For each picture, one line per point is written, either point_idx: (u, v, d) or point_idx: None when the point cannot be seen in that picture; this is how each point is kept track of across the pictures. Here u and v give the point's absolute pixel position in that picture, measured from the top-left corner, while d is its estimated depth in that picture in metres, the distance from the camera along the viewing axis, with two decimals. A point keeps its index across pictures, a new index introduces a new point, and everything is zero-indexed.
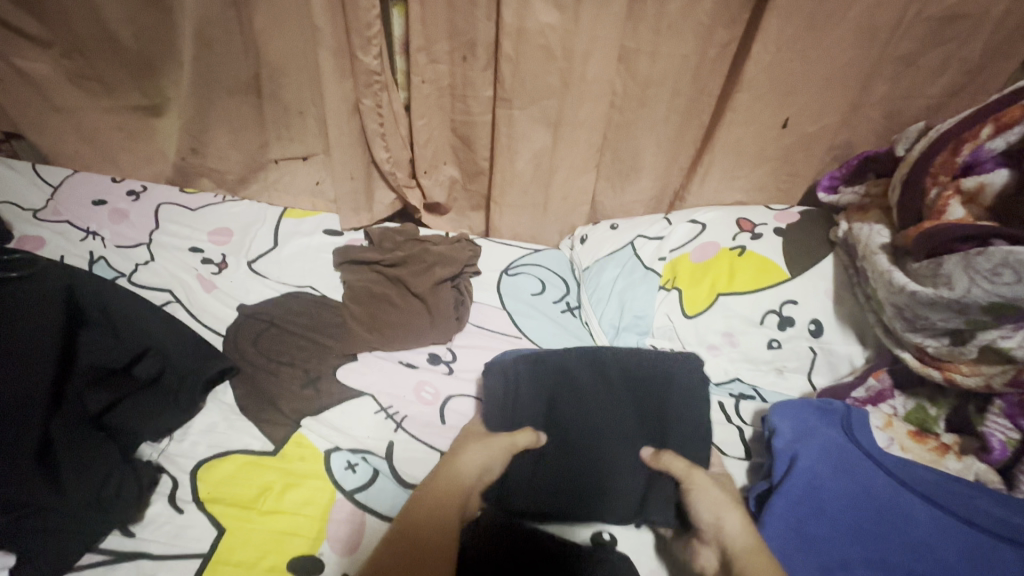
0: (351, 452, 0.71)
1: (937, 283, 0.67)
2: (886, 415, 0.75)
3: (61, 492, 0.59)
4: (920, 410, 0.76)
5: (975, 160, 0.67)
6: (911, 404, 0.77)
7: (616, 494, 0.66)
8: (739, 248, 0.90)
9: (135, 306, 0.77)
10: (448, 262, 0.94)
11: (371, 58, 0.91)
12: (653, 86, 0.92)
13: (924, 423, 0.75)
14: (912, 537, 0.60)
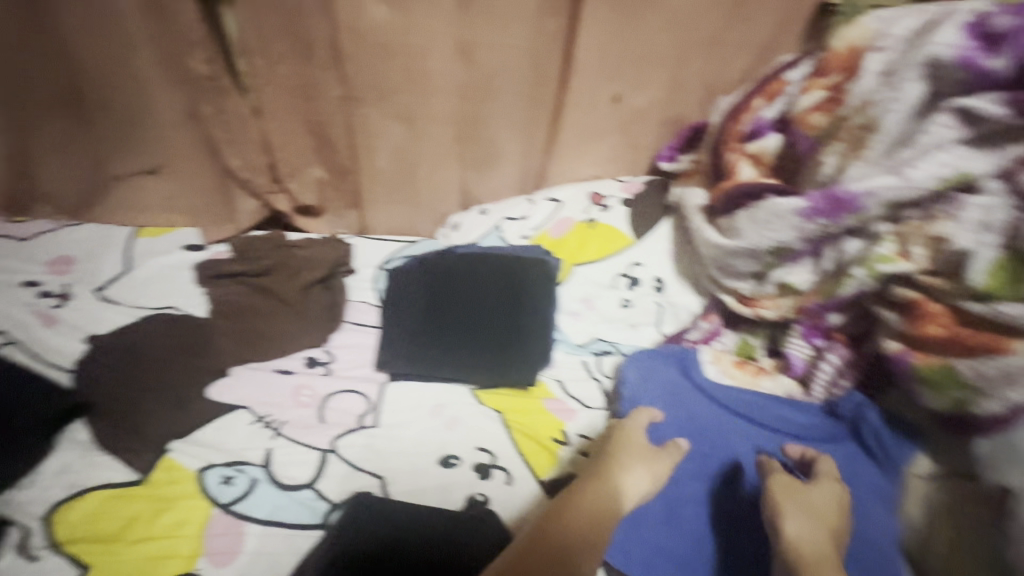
0: (225, 466, 0.71)
1: (733, 234, 0.78)
2: (716, 351, 0.86)
3: None
4: (745, 343, 0.86)
5: (756, 128, 0.79)
6: (738, 339, 0.86)
7: (474, 369, 0.81)
8: (590, 220, 0.99)
9: None
10: (317, 265, 0.94)
11: (199, 63, 0.90)
12: (497, 75, 0.97)
13: (749, 353, 0.86)
14: (727, 449, 0.74)
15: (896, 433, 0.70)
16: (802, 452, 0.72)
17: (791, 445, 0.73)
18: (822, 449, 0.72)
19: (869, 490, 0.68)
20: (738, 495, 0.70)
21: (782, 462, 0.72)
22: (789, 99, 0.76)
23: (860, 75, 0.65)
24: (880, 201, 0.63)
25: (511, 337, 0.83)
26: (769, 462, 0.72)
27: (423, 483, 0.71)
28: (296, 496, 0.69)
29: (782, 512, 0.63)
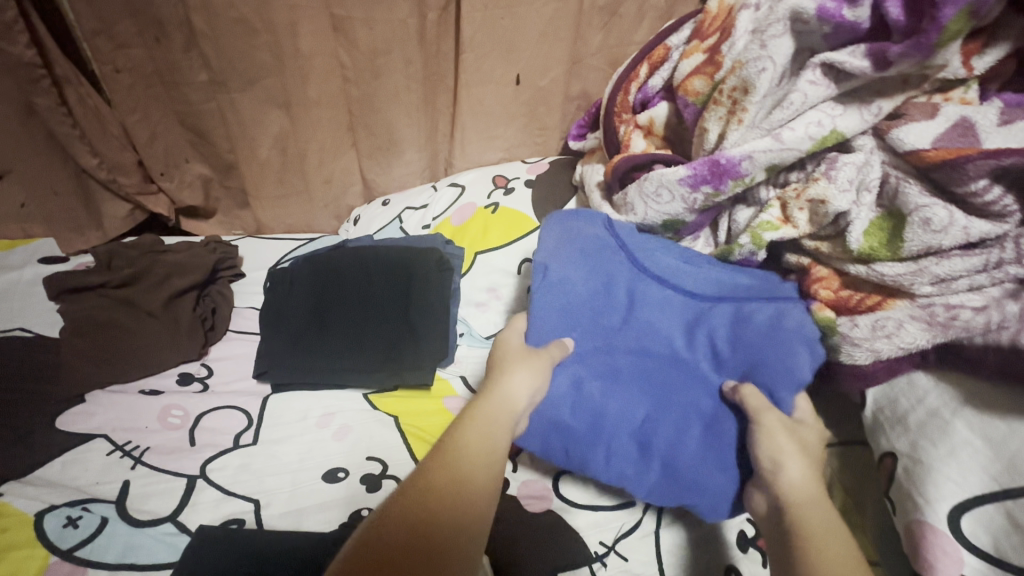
0: (71, 506, 0.62)
1: (625, 211, 0.74)
2: None
3: None
4: None
5: (644, 98, 0.76)
6: None
7: (356, 379, 0.74)
8: (492, 206, 0.94)
9: None
10: (189, 270, 0.85)
11: (22, 49, 0.78)
12: (381, 55, 0.90)
13: None
14: (645, 321, 0.65)
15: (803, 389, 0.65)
16: (727, 317, 0.64)
17: (717, 310, 0.65)
18: (750, 305, 0.63)
19: (800, 345, 0.59)
20: (646, 368, 0.63)
21: (703, 329, 0.64)
22: (673, 67, 0.74)
23: (733, 34, 0.63)
24: (759, 164, 0.61)
25: (402, 334, 0.76)
26: (688, 332, 0.65)
27: (302, 503, 0.64)
28: (154, 532, 0.61)
29: (776, 453, 0.51)
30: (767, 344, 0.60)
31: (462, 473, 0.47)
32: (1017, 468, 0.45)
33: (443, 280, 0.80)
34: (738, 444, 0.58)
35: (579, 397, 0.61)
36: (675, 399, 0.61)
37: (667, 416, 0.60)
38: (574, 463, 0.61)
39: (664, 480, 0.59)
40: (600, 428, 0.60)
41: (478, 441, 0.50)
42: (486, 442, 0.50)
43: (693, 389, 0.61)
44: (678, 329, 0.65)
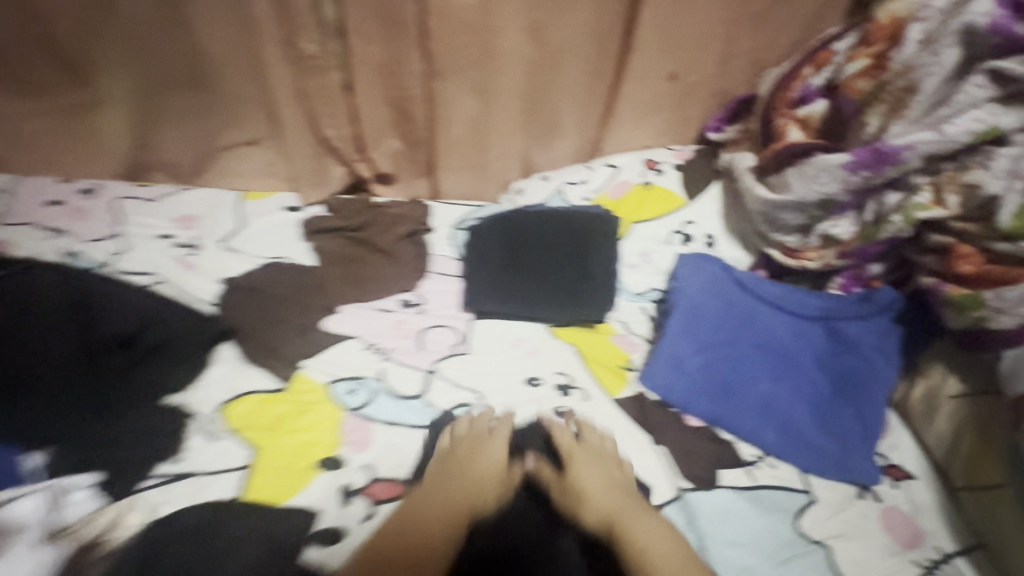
0: (350, 380, 0.85)
1: (784, 190, 0.88)
2: None
3: (115, 432, 0.72)
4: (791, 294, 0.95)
5: (804, 95, 0.88)
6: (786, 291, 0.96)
7: (546, 314, 0.93)
8: (646, 183, 1.10)
9: (110, 287, 0.85)
10: (406, 220, 1.07)
11: (311, 43, 1.02)
12: (563, 52, 1.08)
13: None
14: (759, 324, 0.88)
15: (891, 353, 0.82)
16: (824, 330, 0.86)
17: (816, 325, 0.86)
18: (843, 324, 0.85)
19: (877, 357, 0.81)
20: (763, 356, 0.84)
21: (806, 337, 0.85)
22: (836, 68, 0.86)
23: (902, 44, 0.75)
24: (920, 153, 0.72)
25: (583, 280, 0.95)
26: (796, 337, 0.86)
27: (512, 399, 0.84)
28: (409, 404, 0.82)
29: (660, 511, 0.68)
30: (849, 348, 0.83)
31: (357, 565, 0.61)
32: None
33: (614, 239, 0.98)
34: (842, 409, 0.78)
35: (710, 368, 0.83)
36: (788, 380, 0.81)
37: (783, 390, 0.80)
38: (712, 413, 0.80)
39: (780, 435, 0.76)
40: (730, 390, 0.81)
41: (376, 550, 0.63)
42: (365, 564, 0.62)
43: (799, 375, 0.81)
44: (788, 334, 0.86)
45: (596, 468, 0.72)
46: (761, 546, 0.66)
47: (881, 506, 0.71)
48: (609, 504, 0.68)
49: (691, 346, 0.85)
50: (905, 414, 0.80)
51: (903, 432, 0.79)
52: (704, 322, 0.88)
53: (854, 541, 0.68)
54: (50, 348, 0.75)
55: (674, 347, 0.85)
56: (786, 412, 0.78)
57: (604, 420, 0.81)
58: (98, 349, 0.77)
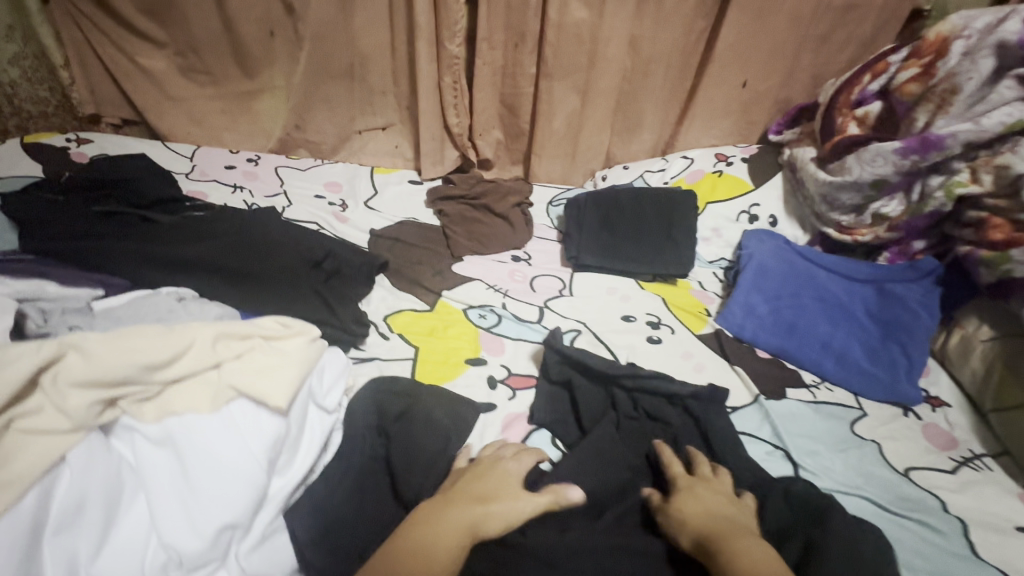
0: (480, 308, 1.05)
1: (842, 173, 1.06)
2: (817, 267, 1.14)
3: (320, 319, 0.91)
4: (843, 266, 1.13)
5: (863, 97, 1.07)
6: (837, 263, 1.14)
7: (636, 269, 1.12)
8: (718, 171, 1.30)
9: (302, 228, 1.08)
10: (515, 193, 1.30)
11: (453, 45, 1.26)
12: (652, 61, 1.30)
13: None
14: (816, 284, 1.05)
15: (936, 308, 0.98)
16: (872, 290, 1.03)
17: (865, 287, 1.04)
18: (892, 285, 1.02)
19: (921, 310, 0.98)
20: (821, 307, 1.02)
21: (856, 295, 1.03)
22: (890, 75, 1.04)
23: (947, 55, 0.94)
24: (960, 140, 0.90)
25: (667, 243, 1.14)
26: (848, 295, 1.03)
27: (611, 327, 1.02)
28: (530, 327, 1.01)
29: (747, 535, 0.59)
30: (898, 303, 0.99)
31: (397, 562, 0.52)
32: None
33: (694, 212, 1.17)
34: (890, 346, 0.95)
35: (777, 314, 1.01)
36: (843, 325, 0.98)
37: (839, 332, 0.97)
38: (780, 347, 0.97)
39: (837, 365, 0.93)
40: (794, 330, 0.99)
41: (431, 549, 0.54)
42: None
43: (852, 322, 0.99)
44: (841, 292, 1.04)
45: (696, 501, 0.64)
46: (823, 438, 0.83)
47: (922, 422, 0.87)
48: (708, 529, 0.59)
49: (760, 296, 1.04)
50: (942, 359, 0.97)
51: (939, 373, 0.95)
52: (771, 279, 1.06)
53: (900, 442, 0.83)
54: (270, 258, 0.96)
55: (746, 296, 1.04)
56: (843, 348, 0.95)
57: (689, 346, 0.98)
58: (297, 265, 0.96)
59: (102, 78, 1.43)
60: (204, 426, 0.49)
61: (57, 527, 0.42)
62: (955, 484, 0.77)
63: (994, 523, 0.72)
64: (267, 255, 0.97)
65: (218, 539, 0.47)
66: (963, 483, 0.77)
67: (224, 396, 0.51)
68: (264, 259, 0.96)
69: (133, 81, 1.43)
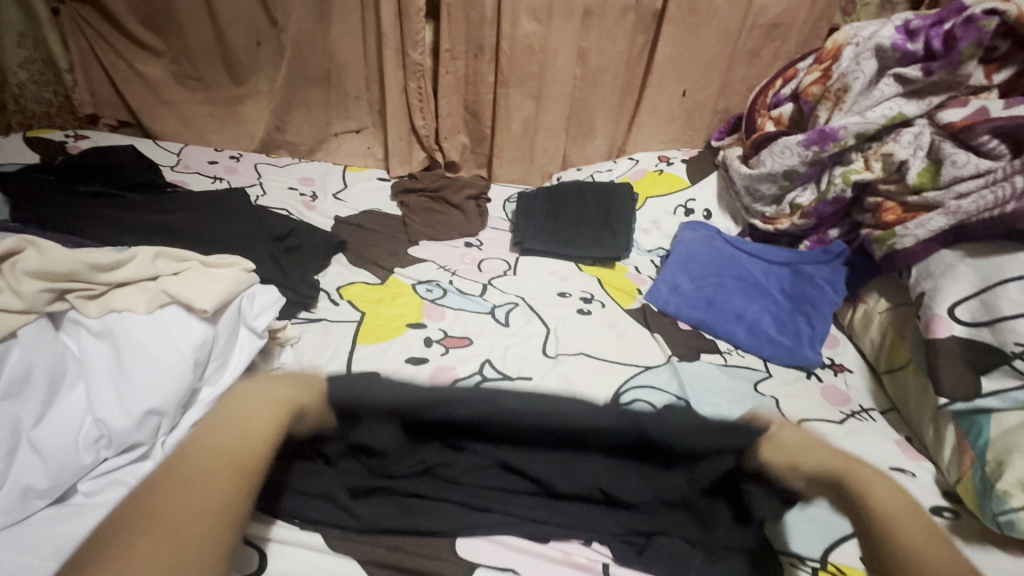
0: (428, 283, 1.13)
1: (759, 167, 1.17)
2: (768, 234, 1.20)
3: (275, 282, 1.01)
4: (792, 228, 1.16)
5: (777, 101, 1.21)
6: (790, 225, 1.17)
7: (577, 251, 1.22)
8: (659, 170, 1.41)
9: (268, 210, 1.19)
10: (473, 187, 1.41)
11: (418, 54, 1.39)
12: (600, 71, 1.42)
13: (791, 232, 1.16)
14: (739, 266, 1.14)
15: (846, 284, 1.07)
16: (788, 273, 1.12)
17: (781, 270, 1.13)
18: (804, 266, 1.11)
19: (828, 287, 1.06)
20: (740, 285, 1.10)
21: (773, 277, 1.12)
22: (799, 81, 1.18)
23: (841, 60, 1.07)
24: (851, 132, 1.01)
25: (606, 230, 1.24)
26: (766, 276, 1.12)
27: (548, 300, 1.10)
28: (471, 299, 1.09)
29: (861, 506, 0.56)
30: (808, 282, 1.08)
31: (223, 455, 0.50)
32: (990, 277, 0.80)
33: (632, 204, 1.28)
34: (797, 321, 1.03)
35: (699, 291, 1.09)
36: (756, 301, 1.07)
37: (753, 306, 1.06)
38: (700, 320, 1.05)
39: (749, 335, 1.02)
40: (713, 304, 1.07)
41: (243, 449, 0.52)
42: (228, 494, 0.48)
43: (763, 297, 1.08)
44: (761, 274, 1.12)
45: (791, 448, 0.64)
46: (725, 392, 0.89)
47: (822, 384, 0.95)
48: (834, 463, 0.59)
49: (685, 276, 1.13)
50: (849, 331, 1.05)
51: (847, 344, 1.03)
52: (697, 262, 1.15)
53: (798, 399, 0.91)
54: (235, 229, 1.07)
55: (671, 276, 1.13)
56: (756, 319, 1.04)
57: (616, 317, 1.06)
58: (260, 237, 1.06)
59: (103, 82, 1.57)
60: (137, 322, 0.58)
61: (2, 392, 0.51)
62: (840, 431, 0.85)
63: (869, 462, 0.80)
64: (232, 228, 1.07)
65: (142, 421, 0.55)
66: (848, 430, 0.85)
67: (157, 300, 0.59)
68: (229, 231, 1.06)
69: (130, 85, 1.56)
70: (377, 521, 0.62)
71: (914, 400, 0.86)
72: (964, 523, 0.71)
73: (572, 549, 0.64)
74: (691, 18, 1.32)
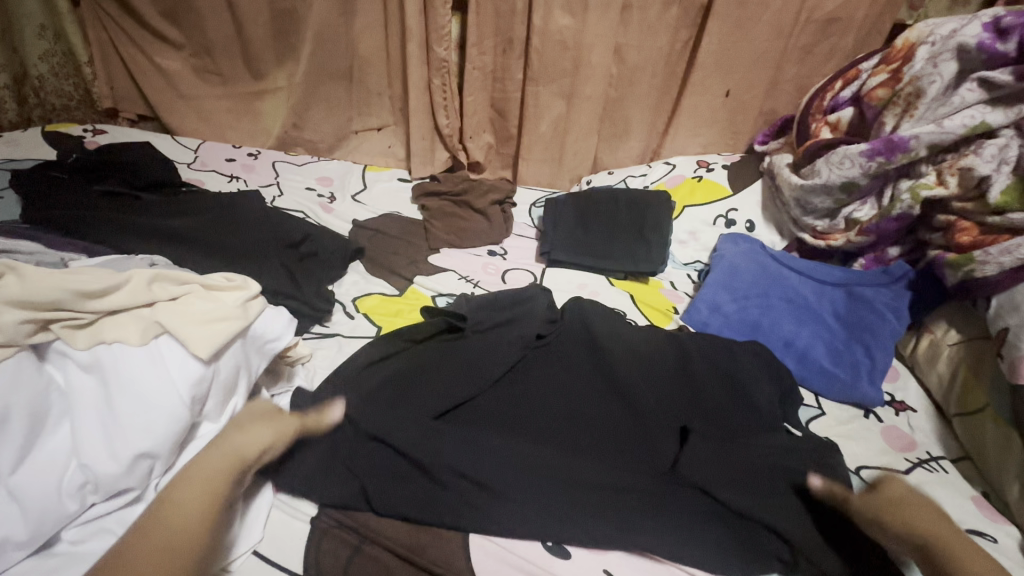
0: (448, 296, 1.06)
1: (812, 177, 1.07)
2: (832, 227, 1.07)
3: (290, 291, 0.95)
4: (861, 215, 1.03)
5: (835, 104, 1.11)
6: (863, 212, 1.03)
7: (611, 265, 1.13)
8: (698, 177, 1.30)
9: (283, 213, 1.12)
10: (497, 190, 1.33)
11: (442, 48, 1.31)
12: (638, 69, 1.32)
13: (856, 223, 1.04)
14: (789, 286, 1.03)
15: (913, 312, 0.95)
16: (843, 297, 1.01)
17: (835, 292, 1.02)
18: (860, 288, 1.00)
19: (889, 313, 0.95)
20: (789, 307, 1.00)
21: (829, 300, 1.01)
22: (861, 82, 1.08)
23: (913, 60, 0.96)
24: (924, 142, 0.91)
25: (640, 242, 1.15)
26: (819, 298, 1.01)
27: None
28: None
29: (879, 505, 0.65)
30: (865, 306, 0.97)
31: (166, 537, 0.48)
32: None
33: (670, 214, 1.19)
34: (855, 351, 0.93)
35: (741, 314, 0.99)
36: (807, 326, 0.97)
37: (804, 332, 0.96)
38: None
39: (798, 365, 0.92)
40: (758, 329, 0.97)
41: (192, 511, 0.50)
42: (204, 520, 0.50)
43: (814, 324, 0.97)
44: (813, 295, 1.02)
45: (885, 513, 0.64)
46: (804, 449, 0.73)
47: (882, 424, 0.85)
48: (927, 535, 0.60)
49: (727, 294, 1.02)
50: (911, 363, 0.94)
51: (908, 378, 0.93)
52: (742, 280, 1.04)
53: (856, 442, 0.81)
54: (248, 234, 1.01)
55: (711, 295, 1.02)
56: (808, 346, 0.94)
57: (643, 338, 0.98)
58: (273, 244, 1.01)
59: (122, 75, 1.53)
60: (127, 355, 0.53)
61: None
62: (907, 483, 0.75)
63: None
64: (246, 234, 1.02)
65: (133, 466, 0.50)
66: (915, 482, 0.75)
67: (151, 330, 0.54)
68: (242, 237, 1.01)
69: (149, 78, 1.52)
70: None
71: (993, 452, 0.76)
72: None
73: None
74: (741, 12, 1.21)
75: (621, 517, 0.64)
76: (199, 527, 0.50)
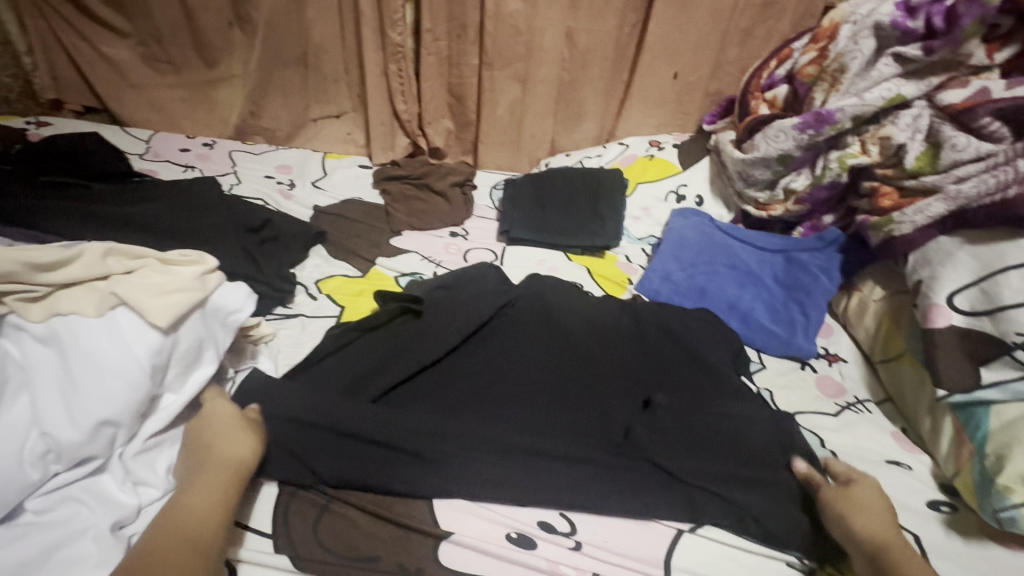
0: (411, 276, 1.08)
1: (752, 151, 1.13)
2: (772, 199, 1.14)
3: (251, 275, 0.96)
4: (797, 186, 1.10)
5: (771, 82, 1.18)
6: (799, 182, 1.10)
7: (568, 241, 1.17)
8: (650, 155, 1.36)
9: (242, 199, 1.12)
10: (457, 173, 1.36)
11: (396, 34, 1.32)
12: (590, 53, 1.36)
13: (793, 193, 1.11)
14: (732, 254, 1.10)
15: (845, 273, 1.03)
16: (781, 262, 1.08)
17: (774, 259, 1.09)
18: (797, 253, 1.07)
19: (822, 274, 1.03)
20: (733, 273, 1.06)
21: (769, 265, 1.08)
22: (794, 61, 1.15)
23: (838, 39, 1.04)
24: (849, 114, 0.98)
25: (595, 218, 1.20)
26: (760, 264, 1.09)
27: None
28: None
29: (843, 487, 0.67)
30: (800, 269, 1.04)
31: (174, 539, 0.49)
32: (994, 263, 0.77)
33: (623, 191, 1.24)
34: (791, 311, 1.00)
35: (688, 282, 1.05)
36: (749, 290, 1.04)
37: (746, 295, 1.03)
38: None
39: (742, 325, 0.99)
40: (705, 295, 1.03)
41: (197, 513, 0.52)
42: (213, 512, 0.52)
43: (756, 287, 1.04)
44: (755, 261, 1.09)
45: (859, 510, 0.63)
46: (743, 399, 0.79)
47: (816, 374, 0.93)
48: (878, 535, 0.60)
49: (675, 264, 1.08)
50: (843, 320, 1.02)
51: (841, 333, 1.01)
52: (689, 250, 1.10)
53: (792, 392, 0.89)
54: (206, 221, 1.01)
55: (661, 266, 1.08)
56: (750, 308, 1.01)
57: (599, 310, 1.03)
58: (232, 229, 1.01)
59: (65, 65, 1.48)
60: (84, 327, 0.54)
61: None
62: (836, 424, 0.83)
63: (865, 455, 0.78)
64: (204, 219, 1.02)
65: (94, 432, 0.52)
66: (843, 423, 0.83)
67: (107, 302, 0.56)
68: (200, 223, 1.01)
69: (95, 67, 1.47)
70: (347, 545, 0.61)
71: (910, 392, 0.84)
72: (962, 517, 0.70)
73: (559, 557, 0.63)
74: None
75: (574, 465, 0.69)
76: (218, 522, 0.52)
